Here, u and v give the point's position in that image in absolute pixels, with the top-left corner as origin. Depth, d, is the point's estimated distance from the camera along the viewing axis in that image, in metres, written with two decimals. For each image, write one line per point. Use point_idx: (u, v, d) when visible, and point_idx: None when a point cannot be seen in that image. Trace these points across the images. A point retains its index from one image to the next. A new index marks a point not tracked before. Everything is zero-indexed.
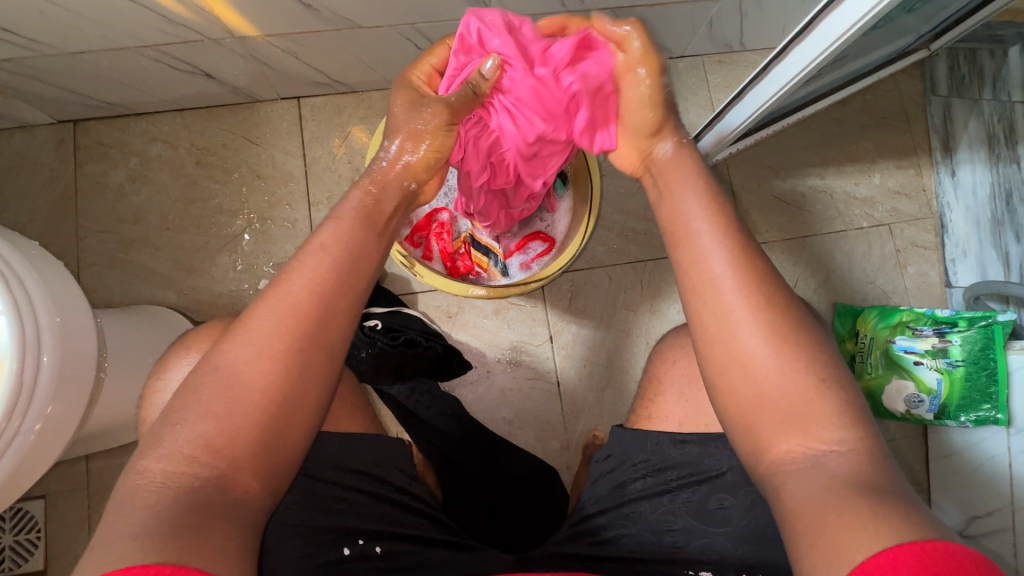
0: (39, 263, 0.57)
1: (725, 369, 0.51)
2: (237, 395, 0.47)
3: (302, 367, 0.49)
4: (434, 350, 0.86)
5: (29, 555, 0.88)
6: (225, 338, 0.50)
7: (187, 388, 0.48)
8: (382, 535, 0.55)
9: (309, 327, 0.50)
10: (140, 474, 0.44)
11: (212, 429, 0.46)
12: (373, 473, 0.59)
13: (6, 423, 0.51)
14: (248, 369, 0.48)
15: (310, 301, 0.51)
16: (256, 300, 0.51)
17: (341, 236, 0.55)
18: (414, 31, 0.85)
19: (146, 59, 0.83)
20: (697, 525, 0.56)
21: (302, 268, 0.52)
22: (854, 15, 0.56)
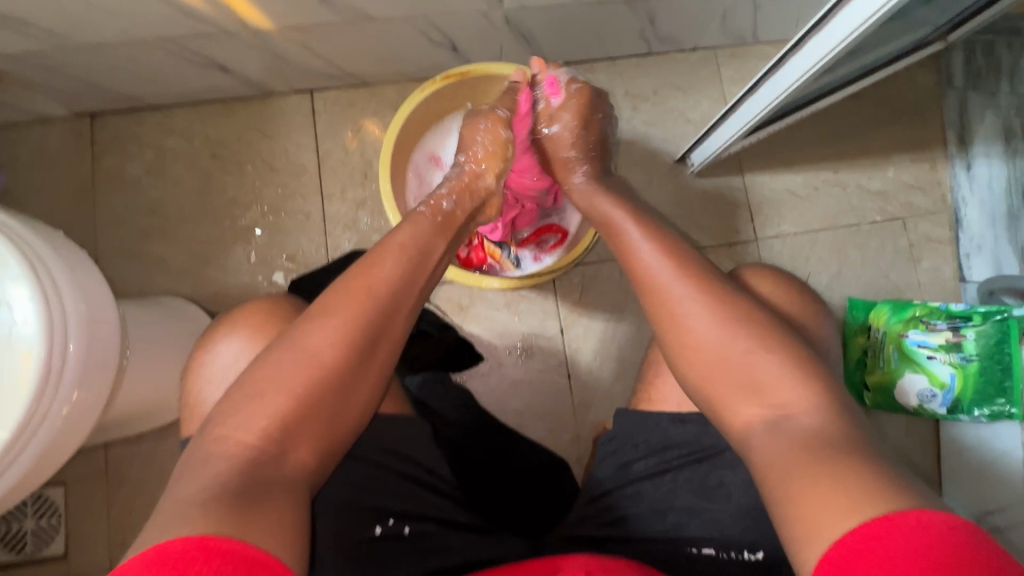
0: (64, 252, 0.58)
1: (677, 345, 0.56)
2: (315, 366, 0.50)
3: (373, 354, 0.53)
4: (446, 339, 0.94)
5: (51, 540, 0.90)
6: (304, 316, 0.52)
7: (265, 361, 0.50)
8: (411, 516, 0.56)
9: (384, 315, 0.54)
10: (217, 440, 0.46)
11: (287, 404, 0.48)
12: (410, 455, 0.59)
13: (36, 407, 0.52)
14: (327, 344, 0.51)
15: (385, 288, 0.55)
16: (332, 286, 0.55)
17: (416, 237, 0.61)
18: (428, 24, 0.85)
19: (164, 52, 0.84)
20: (700, 503, 0.56)
21: (381, 261, 0.57)
22: (872, 6, 0.56)
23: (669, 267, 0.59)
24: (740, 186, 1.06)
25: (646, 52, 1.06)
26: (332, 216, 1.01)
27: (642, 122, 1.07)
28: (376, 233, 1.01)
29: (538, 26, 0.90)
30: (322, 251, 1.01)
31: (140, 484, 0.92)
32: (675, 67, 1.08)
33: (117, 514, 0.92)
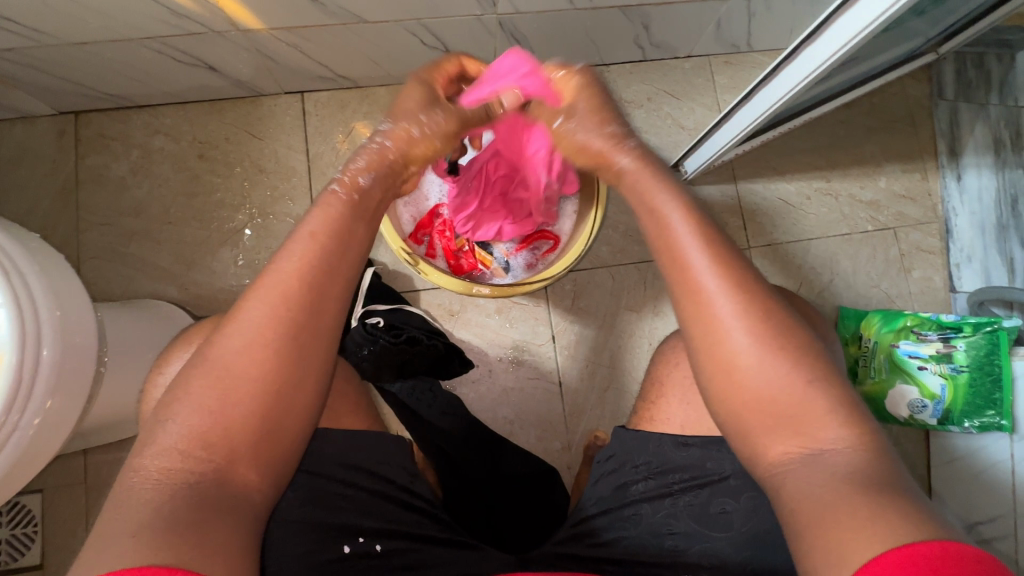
0: (39, 255, 0.56)
1: (711, 366, 0.50)
2: (229, 387, 0.46)
3: (293, 357, 0.48)
4: (435, 348, 0.86)
5: (26, 549, 0.88)
6: (217, 330, 0.49)
7: (178, 383, 0.47)
8: (382, 533, 0.55)
9: (297, 317, 0.48)
10: (134, 470, 0.44)
11: (205, 424, 0.45)
12: (378, 471, 0.58)
13: (5, 417, 0.50)
14: (239, 361, 0.47)
15: (298, 294, 0.48)
16: (244, 292, 0.50)
17: (331, 222, 0.52)
18: (421, 27, 0.84)
19: (150, 51, 0.83)
20: (699, 529, 0.55)
21: (287, 254, 0.50)
22: (867, 17, 0.56)
23: (723, 280, 0.50)
24: (734, 194, 1.06)
25: (640, 58, 1.05)
26: None
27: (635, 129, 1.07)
28: None
29: (531, 31, 0.90)
30: None
31: None
32: (669, 74, 1.08)
33: (95, 522, 0.89)
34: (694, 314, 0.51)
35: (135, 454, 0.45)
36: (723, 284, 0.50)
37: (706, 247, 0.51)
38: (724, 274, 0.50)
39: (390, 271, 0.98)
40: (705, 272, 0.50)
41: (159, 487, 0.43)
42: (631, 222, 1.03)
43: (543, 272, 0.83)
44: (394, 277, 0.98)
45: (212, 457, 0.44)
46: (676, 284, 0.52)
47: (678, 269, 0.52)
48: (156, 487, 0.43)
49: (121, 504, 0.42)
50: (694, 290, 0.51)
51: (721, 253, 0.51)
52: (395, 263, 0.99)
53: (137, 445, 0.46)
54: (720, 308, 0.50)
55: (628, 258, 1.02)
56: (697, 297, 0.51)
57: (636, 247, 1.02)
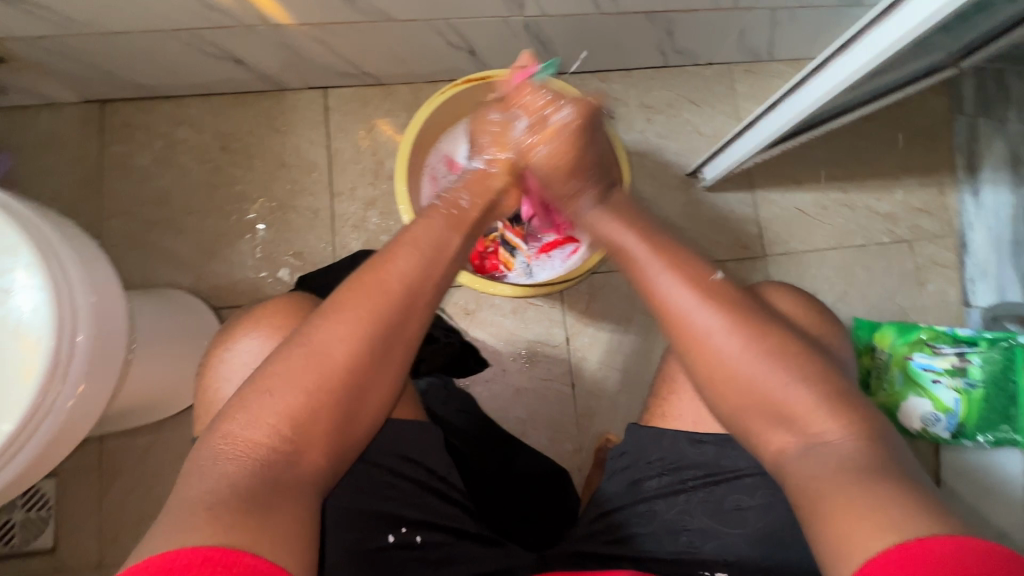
0: (74, 241, 0.56)
1: (705, 375, 0.54)
2: (327, 370, 0.47)
3: (383, 353, 0.50)
4: (453, 344, 0.92)
5: (39, 532, 0.89)
6: (317, 312, 0.50)
7: (274, 357, 0.48)
8: (423, 524, 0.55)
9: (406, 308, 0.51)
10: (225, 439, 0.44)
11: (296, 405, 0.46)
12: (422, 461, 0.58)
13: (40, 401, 0.51)
14: (339, 348, 0.48)
15: (401, 292, 0.51)
16: (346, 281, 0.52)
17: (431, 232, 0.57)
18: (448, 26, 0.85)
19: (179, 43, 0.84)
20: (714, 526, 0.55)
21: (401, 252, 0.54)
22: (906, 26, 0.56)
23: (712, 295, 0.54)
24: (751, 203, 1.06)
25: (662, 64, 1.06)
26: (341, 214, 1.01)
27: (655, 134, 1.07)
28: (384, 233, 1.00)
29: (556, 34, 0.90)
30: (330, 249, 1.00)
31: (134, 478, 0.91)
32: (690, 81, 1.08)
33: (109, 508, 0.90)
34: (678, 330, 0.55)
35: (215, 425, 0.45)
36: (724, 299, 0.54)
37: (675, 279, 0.56)
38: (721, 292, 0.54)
39: None
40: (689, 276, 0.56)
41: (247, 458, 0.44)
42: None
43: (567, 272, 0.83)
44: None
45: (294, 436, 0.45)
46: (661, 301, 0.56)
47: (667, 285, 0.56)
48: (235, 460, 0.43)
49: (202, 474, 0.42)
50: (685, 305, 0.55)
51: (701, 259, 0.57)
52: None
53: (216, 416, 0.46)
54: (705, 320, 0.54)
55: None
56: (673, 322, 0.55)
57: None
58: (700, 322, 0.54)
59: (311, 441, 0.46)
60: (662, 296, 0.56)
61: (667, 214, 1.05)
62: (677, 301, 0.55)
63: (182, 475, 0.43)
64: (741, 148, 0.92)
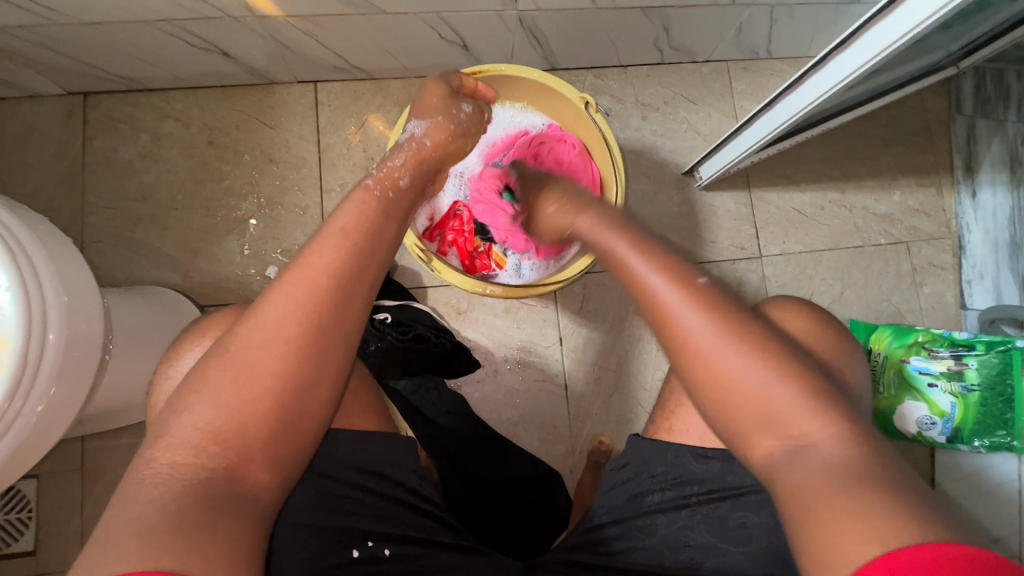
0: (46, 238, 0.54)
1: (695, 377, 0.51)
2: (249, 379, 0.45)
3: (312, 354, 0.47)
4: (442, 347, 0.85)
5: (19, 534, 0.87)
6: (238, 320, 0.47)
7: (197, 371, 0.46)
8: (392, 537, 0.54)
9: (330, 304, 0.48)
10: (148, 462, 0.42)
11: (219, 418, 0.44)
12: (385, 473, 0.56)
13: (7, 405, 0.49)
14: (261, 354, 0.45)
15: (326, 284, 0.48)
16: (271, 281, 0.49)
17: (361, 218, 0.53)
18: (440, 20, 0.83)
19: (163, 35, 0.81)
20: (716, 543, 0.54)
21: (323, 244, 0.50)
22: (905, 24, 0.54)
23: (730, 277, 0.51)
24: (747, 203, 1.05)
25: (658, 61, 1.04)
26: (331, 211, 0.99)
27: (651, 132, 1.05)
28: None
29: (551, 29, 0.89)
30: None
31: (117, 480, 0.89)
32: (686, 78, 1.07)
33: (91, 510, 0.88)
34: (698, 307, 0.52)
35: (144, 449, 0.44)
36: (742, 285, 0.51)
37: (658, 277, 0.52)
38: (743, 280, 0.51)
39: (398, 265, 0.97)
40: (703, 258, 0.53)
41: (172, 481, 0.41)
42: None
43: (560, 273, 0.81)
44: (403, 272, 0.97)
45: (224, 453, 0.43)
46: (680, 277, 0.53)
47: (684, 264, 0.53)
48: (162, 484, 0.41)
49: (128, 497, 0.40)
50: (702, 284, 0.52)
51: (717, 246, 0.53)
52: (405, 258, 0.97)
53: (145, 438, 0.44)
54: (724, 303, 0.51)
55: None
56: (655, 316, 0.52)
57: None
58: (687, 318, 0.50)
59: (246, 454, 0.44)
60: (639, 282, 0.53)
61: (661, 214, 1.04)
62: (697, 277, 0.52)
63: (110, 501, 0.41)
64: (737, 147, 0.90)
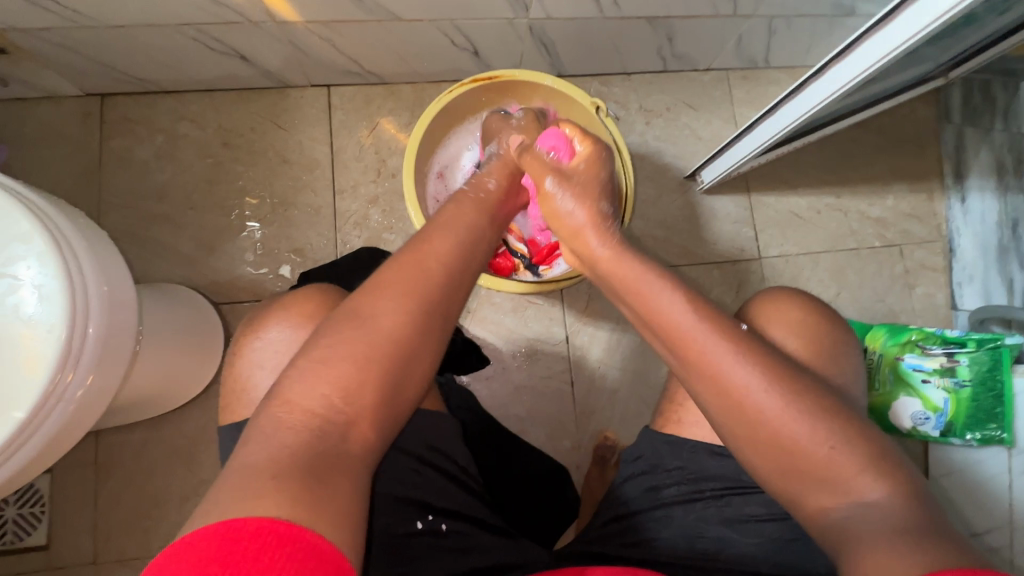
0: (84, 230, 0.56)
1: (716, 404, 0.52)
2: (377, 340, 0.48)
3: (430, 323, 0.50)
4: (455, 344, 0.89)
5: (33, 529, 0.87)
6: (362, 289, 0.51)
7: (323, 331, 0.48)
8: (450, 513, 0.55)
9: (450, 283, 0.53)
10: (282, 407, 0.44)
11: (350, 371, 0.46)
12: (445, 450, 0.58)
13: (50, 390, 0.50)
14: (388, 318, 0.49)
15: (446, 265, 0.53)
16: (389, 261, 0.53)
17: (469, 214, 0.60)
18: (454, 27, 0.86)
19: (185, 38, 0.84)
20: (729, 535, 0.56)
21: (437, 234, 0.56)
22: (898, 37, 0.58)
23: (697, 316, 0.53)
24: (746, 207, 1.09)
25: (661, 69, 1.08)
26: (343, 211, 1.01)
27: (654, 138, 1.09)
28: (386, 230, 1.01)
29: (559, 37, 0.92)
30: (331, 246, 1.00)
31: (130, 474, 0.90)
32: (688, 86, 1.10)
33: (104, 504, 0.89)
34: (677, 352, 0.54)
35: (267, 402, 0.45)
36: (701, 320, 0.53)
37: (694, 320, 0.53)
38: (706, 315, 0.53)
39: None
40: (667, 302, 0.55)
41: (304, 427, 0.43)
42: (645, 228, 1.06)
43: (573, 270, 0.84)
44: None
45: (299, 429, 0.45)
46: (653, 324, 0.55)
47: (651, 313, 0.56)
48: (290, 431, 0.43)
49: (256, 444, 0.42)
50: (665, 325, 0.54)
51: (680, 292, 0.55)
52: None
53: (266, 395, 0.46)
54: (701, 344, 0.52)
55: None
56: (693, 365, 0.53)
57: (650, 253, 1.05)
58: (734, 369, 0.51)
59: (363, 411, 0.46)
60: (670, 322, 0.54)
61: (664, 217, 1.07)
62: (675, 318, 0.54)
63: (238, 446, 0.43)
64: (738, 153, 0.94)
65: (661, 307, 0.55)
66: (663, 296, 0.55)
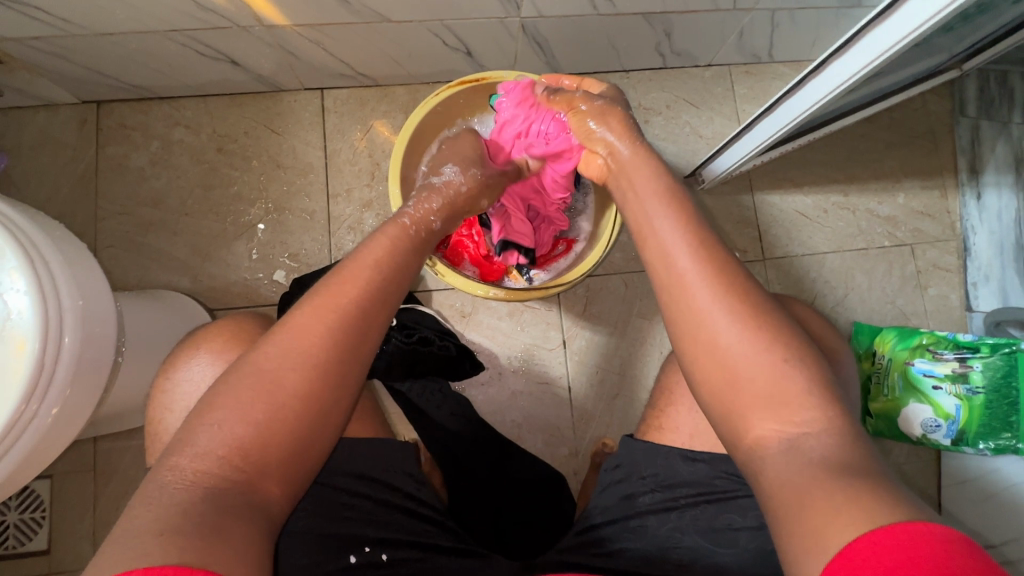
0: (62, 243, 0.56)
1: (732, 410, 0.49)
2: (274, 396, 0.46)
3: (333, 378, 0.48)
4: (447, 350, 0.87)
5: (34, 534, 0.89)
6: (264, 338, 0.50)
7: (220, 384, 0.47)
8: (388, 542, 0.55)
9: (354, 330, 0.50)
10: (170, 469, 0.43)
11: (242, 432, 0.45)
12: (381, 478, 0.58)
13: (24, 406, 0.50)
14: (288, 372, 0.47)
15: (351, 313, 0.51)
16: (297, 304, 0.52)
17: (388, 252, 0.57)
18: (444, 27, 0.84)
19: (174, 44, 0.83)
20: (706, 545, 0.54)
21: (346, 275, 0.53)
22: (902, 29, 0.55)
23: (726, 306, 0.50)
24: (750, 206, 1.05)
25: (661, 66, 1.05)
26: (337, 216, 1.00)
27: (653, 136, 1.06)
28: None
29: (553, 35, 0.90)
30: (325, 251, 0.99)
31: (127, 480, 0.91)
32: (689, 82, 1.07)
33: (102, 510, 0.90)
34: (694, 347, 0.51)
35: (163, 458, 0.44)
36: (728, 311, 0.50)
37: (696, 268, 0.52)
38: (728, 301, 0.50)
39: None
40: (678, 252, 0.54)
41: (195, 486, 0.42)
42: None
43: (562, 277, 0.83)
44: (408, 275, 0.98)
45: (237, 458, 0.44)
46: (660, 282, 0.54)
47: (665, 277, 0.54)
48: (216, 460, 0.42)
49: (146, 503, 0.40)
50: (690, 313, 0.52)
51: (689, 242, 0.54)
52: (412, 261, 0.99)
53: (163, 451, 0.45)
54: (723, 340, 0.50)
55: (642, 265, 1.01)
56: (675, 289, 0.53)
57: None
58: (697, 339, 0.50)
59: (259, 466, 0.44)
60: (673, 266, 0.54)
61: None
62: (692, 284, 0.52)
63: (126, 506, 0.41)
64: (739, 151, 0.91)
65: (671, 252, 0.54)
66: (667, 237, 0.55)
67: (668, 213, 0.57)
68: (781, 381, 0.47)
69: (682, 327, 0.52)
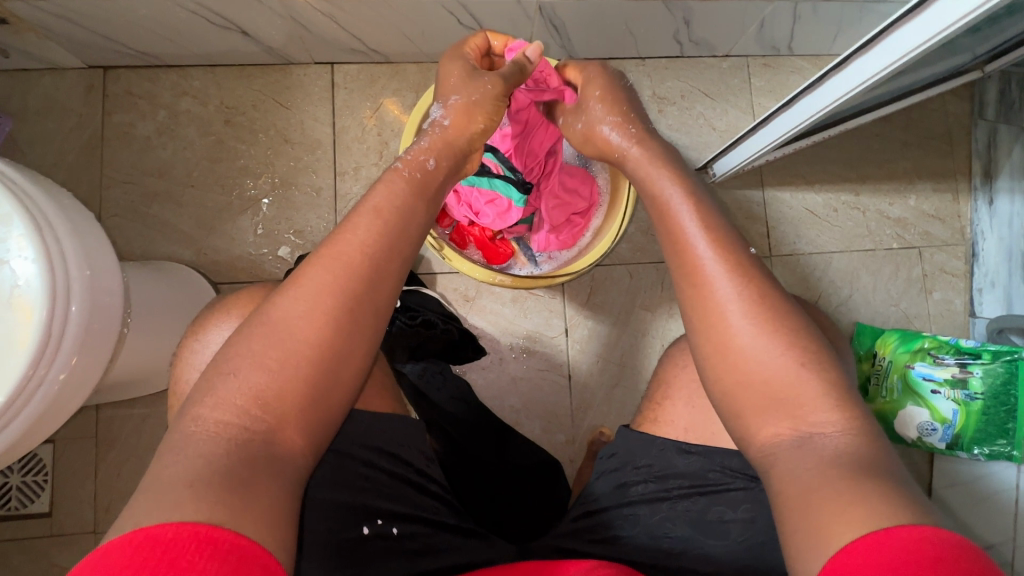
0: (70, 212, 0.56)
1: (747, 403, 0.49)
2: (291, 348, 0.46)
3: (350, 328, 0.49)
4: (449, 333, 0.86)
5: (36, 496, 0.90)
6: (278, 291, 0.49)
7: (238, 336, 0.47)
8: (399, 516, 0.56)
9: (366, 279, 0.50)
10: (193, 420, 0.43)
11: (261, 381, 0.45)
12: (399, 454, 0.58)
13: (31, 371, 0.51)
14: (304, 322, 0.47)
15: (361, 263, 0.50)
16: (307, 257, 0.51)
17: (393, 197, 0.55)
18: (459, 6, 0.83)
19: (184, 11, 0.82)
20: (695, 535, 0.55)
21: (353, 224, 0.52)
22: (930, 28, 0.53)
23: (743, 302, 0.50)
24: (759, 201, 1.05)
25: (678, 54, 1.03)
26: (343, 194, 1.00)
27: (666, 126, 1.05)
28: None
29: (570, 18, 0.88)
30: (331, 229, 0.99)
31: (129, 447, 0.92)
32: (705, 73, 1.05)
33: (103, 476, 0.91)
34: (710, 347, 0.51)
35: (188, 405, 0.45)
36: (746, 304, 0.50)
37: (719, 268, 0.51)
38: (750, 292, 0.50)
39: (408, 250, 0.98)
40: (698, 242, 0.53)
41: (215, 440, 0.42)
42: None
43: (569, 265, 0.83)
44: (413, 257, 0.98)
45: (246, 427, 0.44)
46: (680, 276, 0.54)
47: (684, 268, 0.53)
48: (221, 435, 0.42)
49: (173, 452, 0.41)
50: (713, 309, 0.51)
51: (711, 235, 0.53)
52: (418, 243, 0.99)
53: (188, 398, 0.45)
54: (736, 335, 0.50)
55: (647, 257, 1.01)
56: (697, 286, 0.52)
57: (656, 247, 1.01)
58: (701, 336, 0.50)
59: (281, 417, 0.45)
60: (695, 262, 0.52)
61: None
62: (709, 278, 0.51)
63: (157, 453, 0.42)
64: (753, 145, 0.89)
65: (693, 243, 0.53)
66: (688, 224, 0.54)
67: (691, 206, 0.55)
68: (792, 378, 0.47)
69: (701, 317, 0.52)
